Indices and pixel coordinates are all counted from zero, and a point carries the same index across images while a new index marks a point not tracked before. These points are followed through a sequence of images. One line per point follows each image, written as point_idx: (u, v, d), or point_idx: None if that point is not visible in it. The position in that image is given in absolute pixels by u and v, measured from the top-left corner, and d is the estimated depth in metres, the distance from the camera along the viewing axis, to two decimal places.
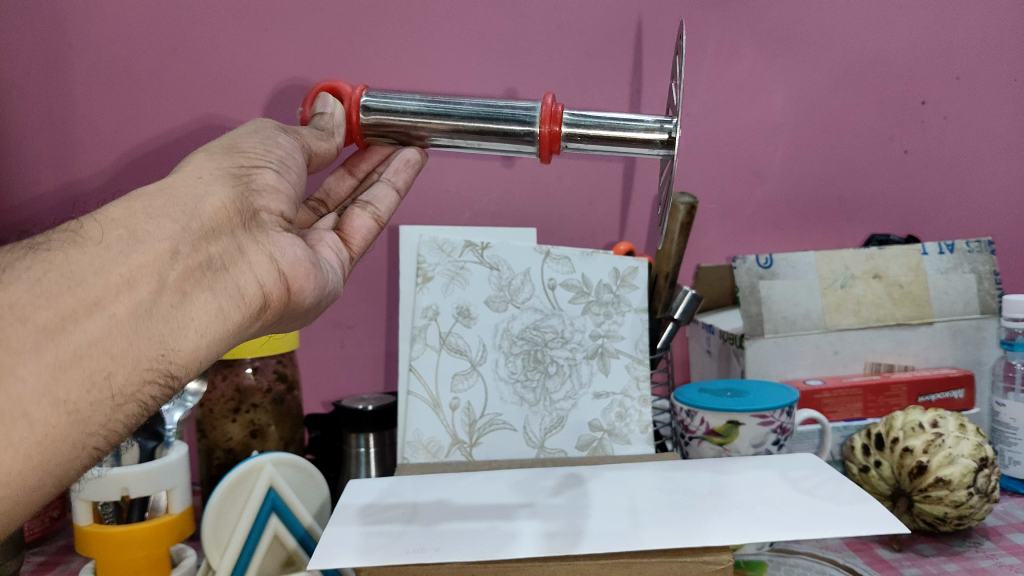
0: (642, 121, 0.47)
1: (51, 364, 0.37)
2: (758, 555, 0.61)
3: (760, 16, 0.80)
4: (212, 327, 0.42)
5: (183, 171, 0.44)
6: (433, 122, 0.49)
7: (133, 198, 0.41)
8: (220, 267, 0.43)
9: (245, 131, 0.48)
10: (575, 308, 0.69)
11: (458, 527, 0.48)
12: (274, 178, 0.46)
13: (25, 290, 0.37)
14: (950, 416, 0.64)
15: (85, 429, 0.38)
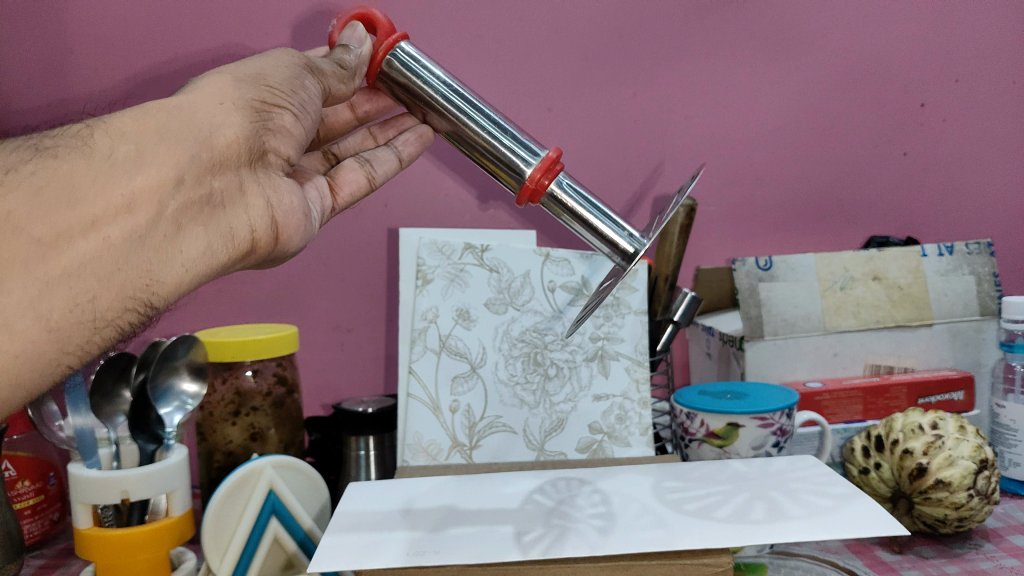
0: (618, 227, 0.49)
1: (40, 279, 0.41)
2: (757, 558, 0.61)
3: (758, 19, 0.81)
4: (198, 258, 0.48)
5: (199, 94, 0.47)
6: (445, 110, 0.50)
7: (148, 120, 0.45)
8: (215, 205, 0.48)
9: (269, 62, 0.50)
10: (575, 310, 0.69)
11: (458, 528, 0.48)
12: (290, 121, 0.50)
13: (27, 200, 0.41)
14: (950, 418, 0.64)
15: (65, 340, 0.43)
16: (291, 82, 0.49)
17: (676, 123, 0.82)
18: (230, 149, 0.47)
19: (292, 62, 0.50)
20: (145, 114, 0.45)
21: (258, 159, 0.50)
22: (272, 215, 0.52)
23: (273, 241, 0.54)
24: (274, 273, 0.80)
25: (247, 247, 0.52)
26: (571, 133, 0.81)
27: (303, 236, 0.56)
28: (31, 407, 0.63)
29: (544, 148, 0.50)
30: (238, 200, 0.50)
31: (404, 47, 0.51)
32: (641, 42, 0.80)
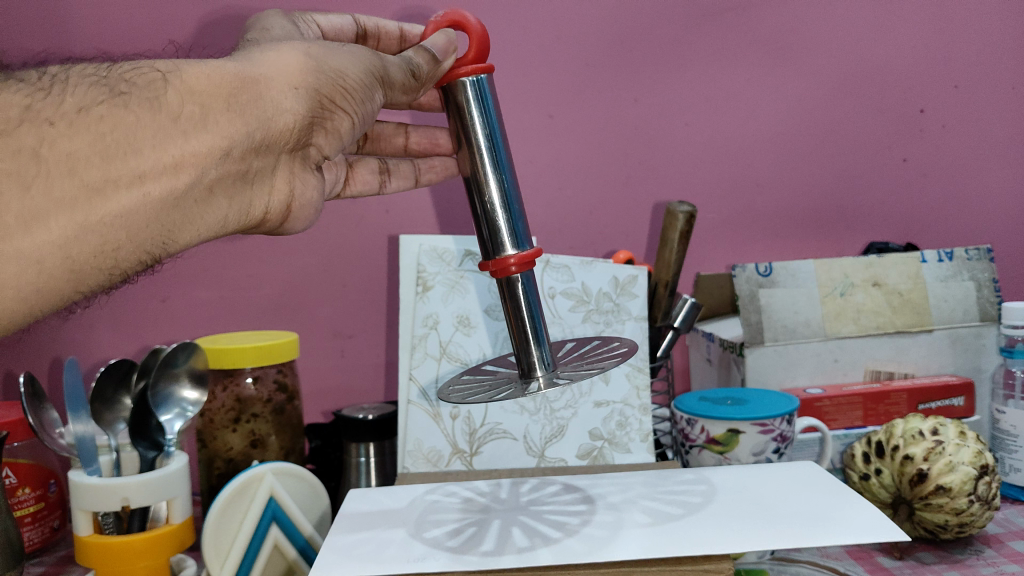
0: (540, 352, 0.43)
1: (78, 223, 0.40)
2: (758, 564, 0.61)
3: (758, 25, 0.81)
4: (216, 226, 0.49)
5: (273, 69, 0.45)
6: (478, 152, 0.45)
7: (223, 84, 0.43)
8: (246, 180, 0.49)
9: (351, 56, 0.47)
10: (575, 316, 0.69)
11: (461, 537, 0.48)
12: (346, 126, 0.50)
13: (87, 143, 0.40)
14: (950, 424, 0.64)
15: (77, 285, 0.42)
16: (365, 91, 0.48)
17: (676, 129, 0.82)
18: (281, 133, 0.47)
19: (371, 65, 0.47)
20: (222, 77, 0.43)
21: (298, 148, 0.51)
22: (289, 202, 0.55)
23: (280, 221, 0.56)
24: (275, 280, 0.81)
25: (256, 223, 0.54)
26: (570, 139, 0.81)
27: (309, 223, 0.59)
28: (30, 416, 0.62)
29: (531, 242, 0.45)
30: (266, 179, 0.51)
31: (478, 78, 0.46)
32: (641, 49, 0.81)
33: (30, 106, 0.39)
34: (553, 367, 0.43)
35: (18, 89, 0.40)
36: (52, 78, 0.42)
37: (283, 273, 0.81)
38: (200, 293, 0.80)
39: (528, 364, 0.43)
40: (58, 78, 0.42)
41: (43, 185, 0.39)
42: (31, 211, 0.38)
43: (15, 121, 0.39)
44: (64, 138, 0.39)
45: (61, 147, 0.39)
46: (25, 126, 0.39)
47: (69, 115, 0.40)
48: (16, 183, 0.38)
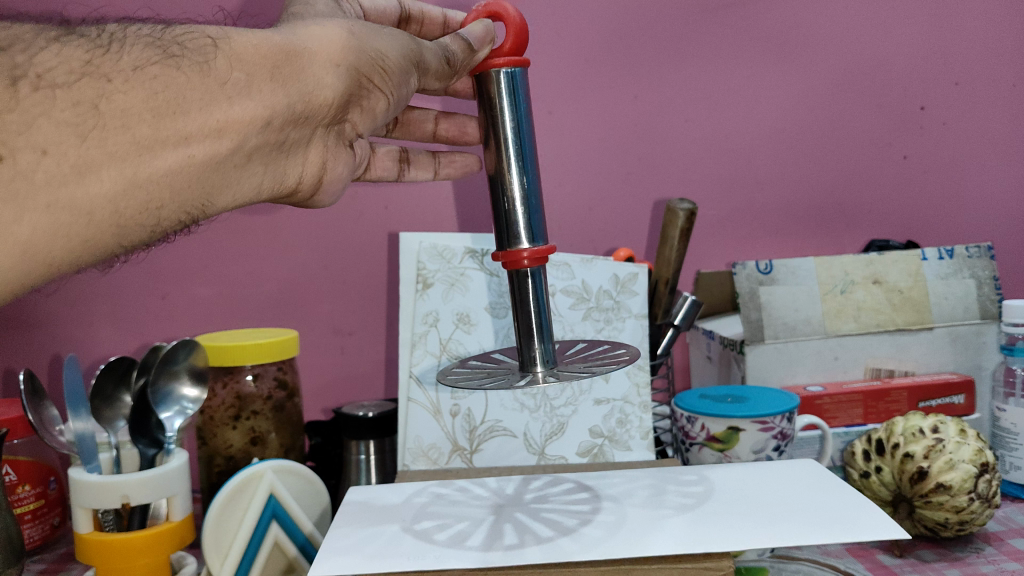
0: (541, 346, 0.42)
1: (128, 177, 0.39)
2: (758, 561, 0.61)
3: (758, 22, 0.81)
4: (250, 194, 0.47)
5: (317, 43, 0.45)
6: (503, 147, 0.45)
7: (269, 55, 0.43)
8: (284, 151, 0.47)
9: (391, 39, 0.48)
10: (575, 314, 0.69)
11: (466, 534, 0.48)
12: (380, 106, 0.50)
13: (141, 100, 0.39)
14: (950, 421, 0.64)
15: (121, 240, 0.41)
16: (401, 73, 0.49)
17: (676, 126, 0.82)
18: (322, 108, 0.46)
19: (408, 52, 0.49)
20: (269, 47, 0.43)
21: (335, 123, 0.50)
22: (322, 175, 0.52)
23: (312, 195, 0.54)
24: (275, 277, 0.81)
25: (287, 194, 0.51)
26: (571, 136, 0.81)
27: (336, 199, 0.56)
28: (31, 414, 0.62)
29: (546, 237, 0.45)
30: (302, 151, 0.49)
31: (511, 72, 0.45)
32: (641, 46, 0.81)
33: (90, 61, 0.39)
34: (554, 363, 0.42)
35: (78, 44, 0.39)
36: (110, 35, 0.41)
37: (283, 271, 0.81)
38: (201, 290, 0.80)
39: (529, 357, 0.41)
40: (116, 35, 0.41)
41: (98, 138, 0.38)
42: (85, 161, 0.38)
43: (75, 74, 0.38)
44: (120, 94, 0.38)
45: (117, 103, 0.38)
46: (84, 79, 0.38)
47: (126, 72, 0.39)
48: (72, 133, 0.37)
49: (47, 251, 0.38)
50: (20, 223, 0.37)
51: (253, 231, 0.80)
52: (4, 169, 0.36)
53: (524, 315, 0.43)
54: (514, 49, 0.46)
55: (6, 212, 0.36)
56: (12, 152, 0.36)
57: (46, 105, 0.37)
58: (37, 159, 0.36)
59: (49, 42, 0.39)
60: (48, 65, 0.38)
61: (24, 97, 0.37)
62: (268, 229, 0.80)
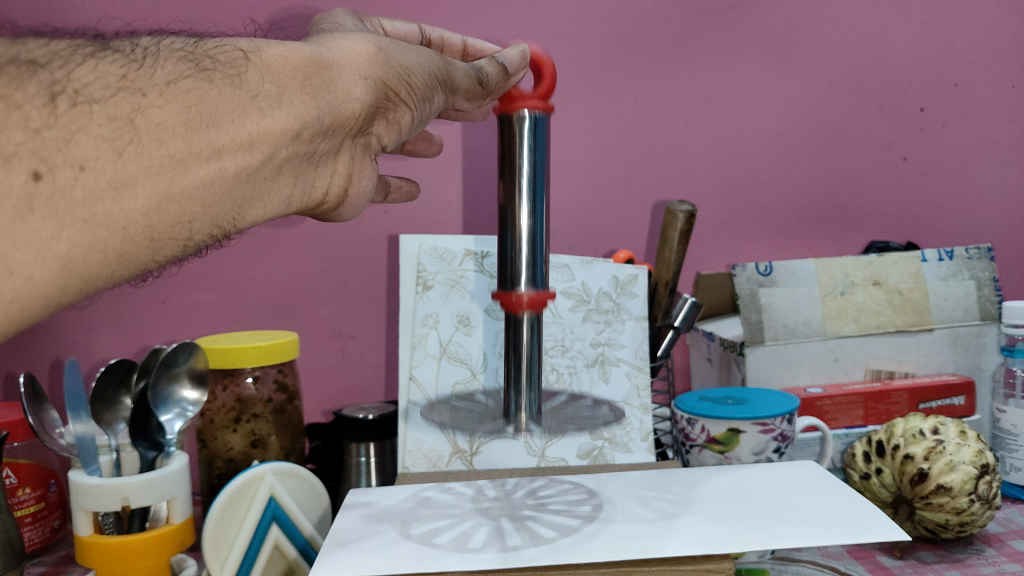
0: (528, 396, 0.45)
1: (164, 192, 0.38)
2: (760, 563, 0.61)
3: (759, 23, 0.81)
4: (278, 206, 0.46)
5: (345, 55, 0.44)
6: (517, 185, 0.43)
7: (300, 67, 0.42)
8: (312, 162, 0.47)
9: (419, 56, 0.48)
10: (575, 316, 0.69)
11: (479, 538, 0.47)
12: (405, 119, 0.49)
13: (175, 113, 0.38)
14: (951, 423, 0.64)
15: (153, 254, 0.39)
16: (426, 89, 0.48)
17: (676, 128, 0.82)
18: (349, 120, 0.46)
19: (437, 72, 0.49)
20: (300, 59, 0.42)
21: (360, 135, 0.49)
22: (347, 187, 0.52)
23: (335, 208, 0.53)
24: (275, 280, 0.81)
25: (314, 206, 0.50)
26: (570, 138, 0.81)
27: (358, 212, 0.56)
28: (31, 416, 0.62)
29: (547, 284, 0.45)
30: (330, 162, 0.48)
31: (539, 116, 0.44)
32: (642, 48, 0.81)
33: (124, 76, 0.37)
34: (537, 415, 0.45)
35: (112, 59, 0.38)
36: (144, 49, 0.40)
37: (283, 274, 0.81)
38: (201, 293, 0.80)
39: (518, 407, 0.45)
40: (149, 50, 0.40)
41: (134, 152, 0.36)
42: (122, 176, 0.36)
43: (110, 89, 0.37)
44: (155, 108, 0.37)
45: (151, 117, 0.37)
46: (118, 94, 0.37)
47: (160, 86, 0.38)
48: (109, 147, 0.36)
49: (83, 267, 0.36)
50: (57, 240, 0.35)
51: (253, 233, 0.80)
52: (43, 186, 0.34)
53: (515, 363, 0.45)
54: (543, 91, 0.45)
55: (44, 228, 0.35)
56: (51, 168, 0.34)
57: (83, 120, 0.36)
58: (74, 175, 0.35)
59: (84, 58, 0.38)
60: (85, 80, 0.37)
61: (62, 113, 0.35)
62: (268, 232, 0.80)
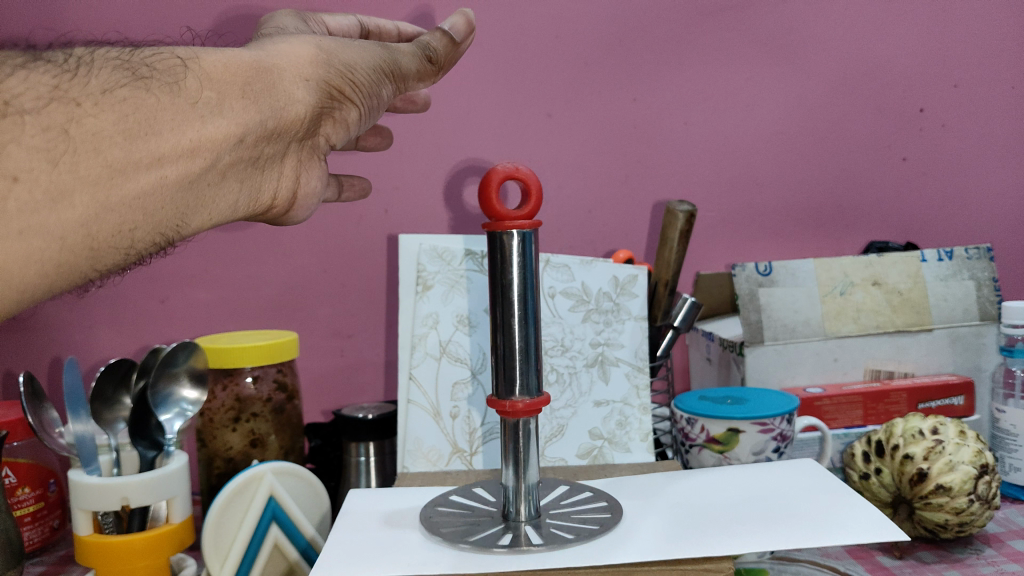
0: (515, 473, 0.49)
1: (101, 201, 0.39)
2: (758, 563, 0.61)
3: (758, 23, 0.81)
4: (225, 211, 0.47)
5: (287, 59, 0.46)
6: (510, 301, 0.47)
7: (239, 72, 0.44)
8: (258, 166, 0.48)
9: (363, 51, 0.49)
10: (575, 316, 0.68)
11: (482, 537, 0.47)
12: (352, 117, 0.51)
13: (112, 122, 0.39)
14: (950, 423, 0.64)
15: (94, 264, 0.40)
16: (372, 85, 0.50)
17: (676, 128, 0.82)
18: (293, 123, 0.47)
19: (384, 60, 0.50)
20: (238, 65, 0.44)
21: (309, 137, 0.51)
22: (295, 189, 0.53)
23: (285, 210, 0.54)
24: (274, 280, 0.81)
25: (264, 211, 0.52)
26: (570, 138, 0.81)
27: (310, 214, 0.57)
28: (31, 416, 0.62)
29: (540, 388, 0.48)
30: (278, 166, 0.50)
31: (526, 233, 0.47)
32: (642, 48, 0.81)
33: (57, 86, 0.39)
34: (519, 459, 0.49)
35: (45, 69, 0.39)
36: (77, 59, 0.41)
37: (283, 273, 0.81)
38: (200, 293, 0.80)
39: (516, 510, 0.49)
40: (82, 59, 0.41)
41: (69, 162, 0.38)
42: (57, 187, 0.37)
43: (43, 100, 0.38)
44: (90, 118, 0.39)
45: (87, 127, 0.38)
46: (52, 105, 0.38)
47: (94, 95, 0.39)
48: (43, 159, 0.37)
49: (21, 277, 0.38)
50: None
51: (252, 233, 0.80)
52: None
53: (512, 438, 0.49)
54: (530, 209, 0.47)
55: None
56: None
57: (16, 132, 0.37)
58: (8, 186, 0.36)
59: (15, 68, 0.39)
60: (16, 91, 0.38)
61: None
62: (267, 231, 0.80)
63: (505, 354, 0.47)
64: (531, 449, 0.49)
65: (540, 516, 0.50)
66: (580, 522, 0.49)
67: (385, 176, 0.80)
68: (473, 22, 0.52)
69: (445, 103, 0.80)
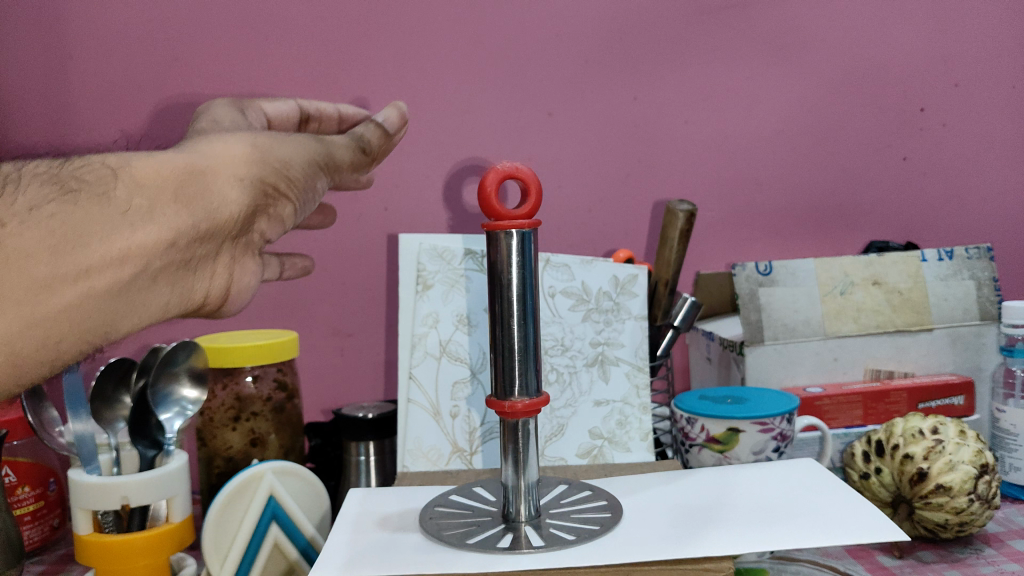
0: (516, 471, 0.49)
1: (24, 318, 0.39)
2: (758, 563, 0.61)
3: (758, 23, 0.81)
4: (156, 314, 0.46)
5: (220, 160, 0.45)
6: (508, 301, 0.47)
7: (171, 177, 0.43)
8: (190, 268, 0.47)
9: (297, 146, 0.49)
10: (575, 315, 0.68)
11: (482, 537, 0.47)
12: (286, 211, 0.51)
13: (36, 239, 0.39)
14: (950, 422, 0.64)
15: (18, 379, 0.41)
16: (306, 179, 0.50)
17: (676, 127, 0.82)
18: (228, 222, 0.46)
19: (316, 153, 0.50)
20: (170, 170, 0.43)
21: (242, 234, 0.49)
22: (228, 284, 0.51)
23: (218, 305, 0.52)
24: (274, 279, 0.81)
25: (196, 308, 0.50)
26: (570, 137, 0.81)
27: (245, 305, 0.55)
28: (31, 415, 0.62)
29: (540, 388, 0.48)
30: (211, 264, 0.48)
31: (523, 232, 0.46)
32: (642, 47, 0.81)
33: None
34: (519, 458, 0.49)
35: None
36: (8, 177, 0.42)
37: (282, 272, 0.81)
38: None
39: (516, 510, 0.49)
40: (13, 176, 0.42)
41: None
42: None
43: None
44: (14, 237, 0.39)
45: (10, 245, 0.39)
46: None
47: (20, 213, 0.40)
48: None
49: None
50: None
51: None
52: None
53: (512, 437, 0.49)
54: (528, 208, 0.47)
55: None
56: None
57: None
58: None
59: None
60: None
61: None
62: None
63: (505, 355, 0.47)
64: (530, 449, 0.49)
65: (540, 516, 0.50)
66: (580, 522, 0.49)
67: (385, 176, 0.80)
68: (406, 117, 0.56)
69: (445, 102, 0.80)
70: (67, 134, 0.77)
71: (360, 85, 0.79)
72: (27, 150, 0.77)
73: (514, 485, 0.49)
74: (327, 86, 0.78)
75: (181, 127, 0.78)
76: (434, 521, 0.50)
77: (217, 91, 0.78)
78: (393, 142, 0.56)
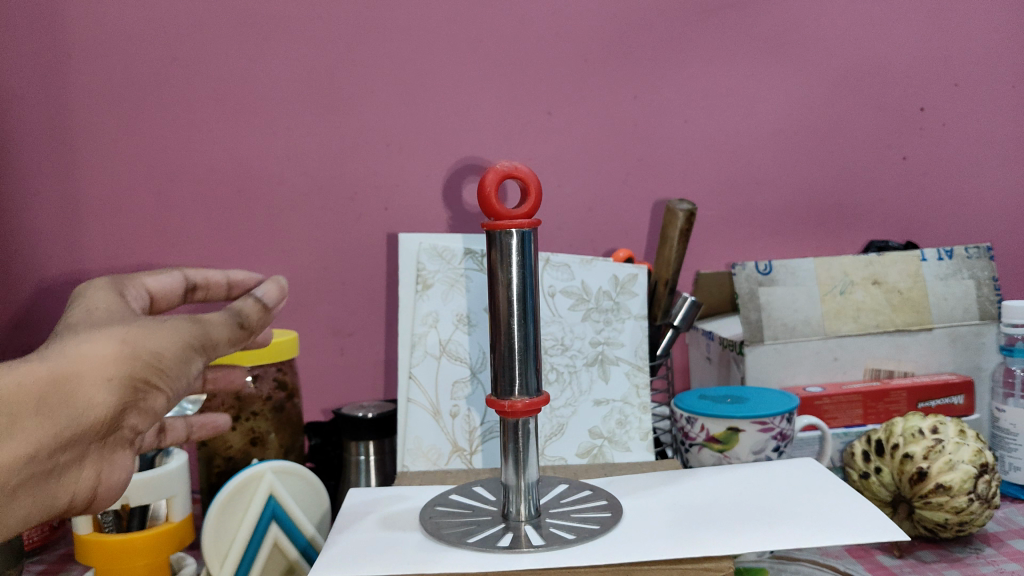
0: (517, 469, 0.49)
1: None
2: (758, 562, 0.61)
3: (758, 22, 0.81)
4: (16, 522, 0.43)
5: (81, 365, 0.39)
6: (508, 302, 0.47)
7: (31, 391, 0.38)
8: (50, 475, 0.42)
9: (170, 335, 0.42)
10: (575, 315, 0.68)
11: (482, 537, 0.47)
12: (159, 404, 0.43)
13: None
14: (950, 422, 0.64)
15: None
16: (179, 367, 0.42)
17: (676, 127, 0.82)
18: (89, 428, 0.41)
19: (190, 337, 0.43)
20: (33, 382, 0.38)
21: (110, 434, 0.43)
22: (98, 485, 0.45)
23: (86, 506, 0.46)
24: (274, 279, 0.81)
25: (62, 510, 0.45)
26: (570, 137, 0.81)
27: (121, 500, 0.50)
28: None
29: (540, 389, 0.48)
30: (74, 470, 0.44)
31: (523, 232, 0.47)
32: (642, 47, 0.81)
33: None
34: (519, 457, 0.49)
35: None
36: None
37: (282, 272, 0.81)
38: None
39: (516, 510, 0.49)
40: None
41: None
42: None
43: None
44: None
45: None
46: None
47: None
48: None
49: None
50: None
51: (252, 232, 0.80)
52: None
53: (512, 437, 0.49)
54: (528, 207, 0.47)
55: None
56: None
57: None
58: None
59: None
60: None
61: None
62: (267, 229, 0.80)
63: (505, 355, 0.47)
64: (530, 449, 0.49)
65: (540, 516, 0.50)
66: (580, 521, 0.49)
67: (385, 175, 0.80)
68: (286, 289, 0.48)
69: (444, 101, 0.80)
70: (67, 134, 0.77)
71: (359, 84, 0.79)
72: (26, 149, 0.77)
73: (514, 484, 0.49)
74: (326, 86, 0.78)
75: (181, 126, 0.78)
76: (434, 521, 0.50)
77: (217, 91, 0.78)
78: (281, 305, 0.48)
